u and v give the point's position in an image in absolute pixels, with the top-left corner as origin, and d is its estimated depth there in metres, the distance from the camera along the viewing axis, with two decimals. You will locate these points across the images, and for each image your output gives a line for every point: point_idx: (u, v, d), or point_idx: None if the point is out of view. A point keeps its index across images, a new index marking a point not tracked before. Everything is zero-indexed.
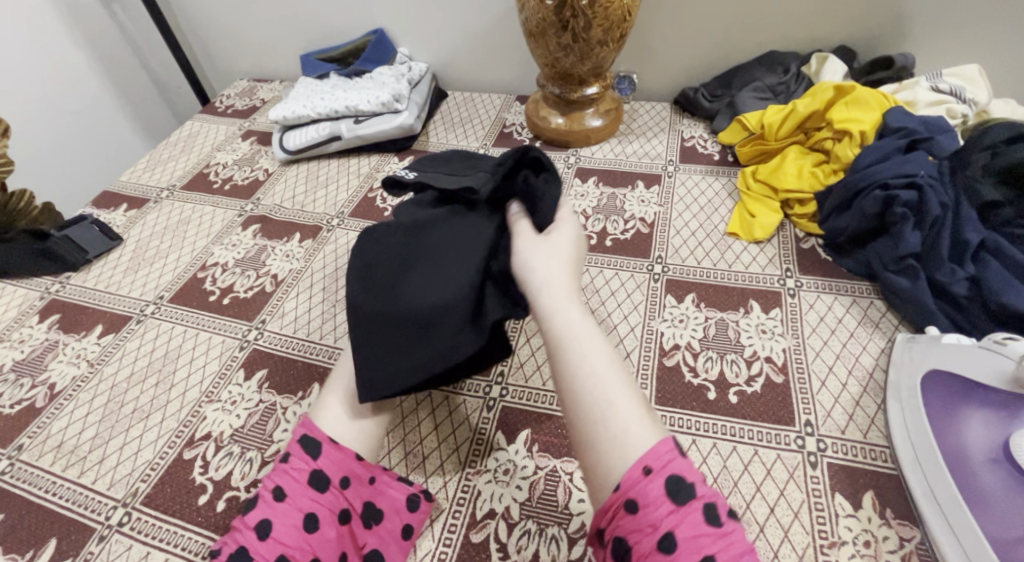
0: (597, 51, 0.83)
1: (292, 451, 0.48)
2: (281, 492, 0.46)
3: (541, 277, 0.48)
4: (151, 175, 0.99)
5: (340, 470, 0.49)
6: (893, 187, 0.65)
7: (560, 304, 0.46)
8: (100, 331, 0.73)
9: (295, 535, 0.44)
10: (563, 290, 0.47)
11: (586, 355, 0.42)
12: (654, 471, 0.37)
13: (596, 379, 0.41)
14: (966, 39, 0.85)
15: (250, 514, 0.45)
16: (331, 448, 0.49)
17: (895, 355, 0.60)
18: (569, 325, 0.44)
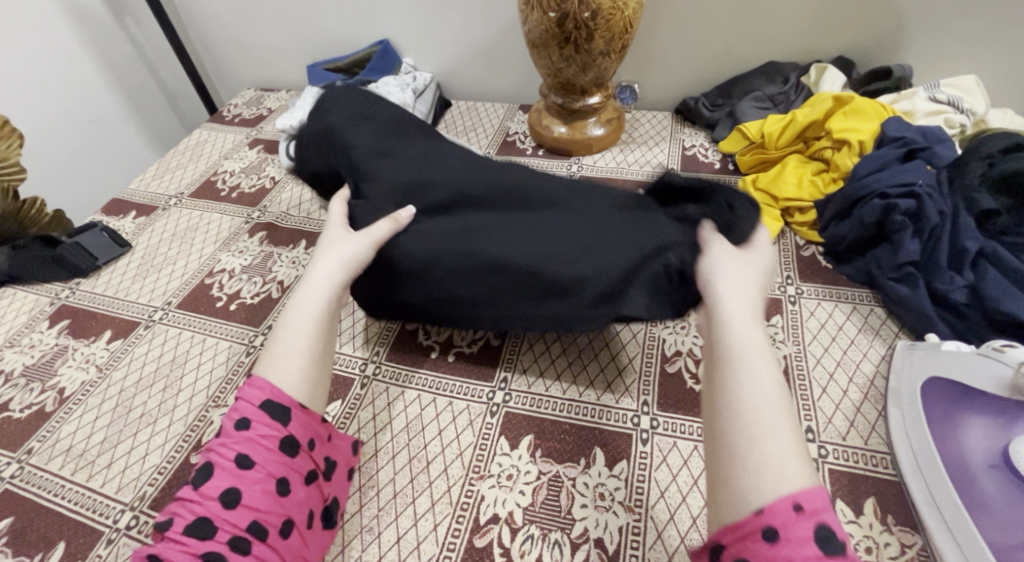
0: (599, 62, 0.85)
1: (254, 417, 0.47)
2: (247, 461, 0.45)
3: (727, 291, 0.47)
4: (160, 182, 1.01)
5: (305, 433, 0.49)
6: (891, 195, 0.66)
7: (740, 318, 0.45)
8: (109, 336, 0.74)
9: (268, 501, 0.45)
10: (748, 310, 0.46)
11: (755, 374, 0.42)
12: (804, 512, 0.35)
13: (764, 405, 0.40)
14: (963, 49, 0.86)
15: (211, 484, 0.44)
16: (298, 411, 0.49)
17: (895, 361, 0.61)
18: (749, 343, 0.43)
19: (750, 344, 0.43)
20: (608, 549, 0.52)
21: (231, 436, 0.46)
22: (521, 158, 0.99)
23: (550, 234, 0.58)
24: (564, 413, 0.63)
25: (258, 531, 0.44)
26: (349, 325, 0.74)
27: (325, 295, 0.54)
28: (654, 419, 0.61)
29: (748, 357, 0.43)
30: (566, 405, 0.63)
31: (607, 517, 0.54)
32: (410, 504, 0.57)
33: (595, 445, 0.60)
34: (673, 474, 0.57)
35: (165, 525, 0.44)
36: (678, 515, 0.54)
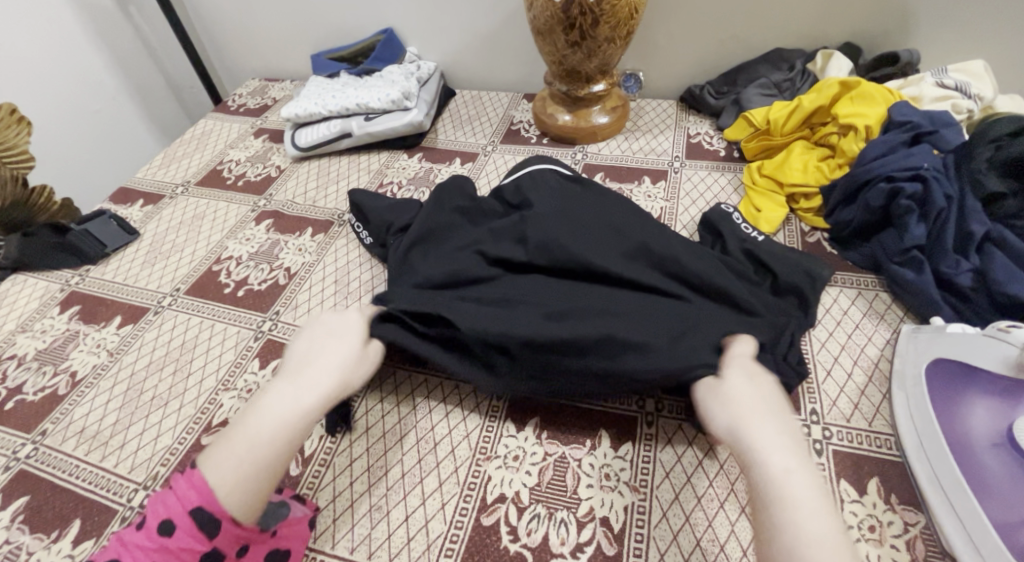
0: (604, 49, 0.84)
1: (178, 527, 0.45)
2: None
3: (762, 426, 0.49)
4: (166, 171, 1.01)
5: (235, 544, 0.46)
6: (898, 179, 0.65)
7: (771, 450, 0.47)
8: (119, 322, 0.74)
9: None
10: (788, 448, 0.47)
11: (807, 512, 0.42)
12: None
13: (809, 542, 0.40)
14: (969, 36, 0.86)
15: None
16: (229, 526, 0.46)
17: (899, 345, 0.61)
18: (777, 472, 0.45)
19: (788, 479, 0.44)
20: (614, 527, 0.53)
21: (153, 542, 0.45)
22: (527, 146, 0.99)
23: (552, 283, 0.67)
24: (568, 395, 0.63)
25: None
26: None
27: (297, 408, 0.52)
28: (659, 402, 0.62)
29: (779, 483, 0.44)
30: None
31: (612, 497, 0.55)
32: (419, 484, 0.58)
33: (601, 427, 0.60)
34: (678, 455, 0.57)
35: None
36: (683, 494, 0.54)
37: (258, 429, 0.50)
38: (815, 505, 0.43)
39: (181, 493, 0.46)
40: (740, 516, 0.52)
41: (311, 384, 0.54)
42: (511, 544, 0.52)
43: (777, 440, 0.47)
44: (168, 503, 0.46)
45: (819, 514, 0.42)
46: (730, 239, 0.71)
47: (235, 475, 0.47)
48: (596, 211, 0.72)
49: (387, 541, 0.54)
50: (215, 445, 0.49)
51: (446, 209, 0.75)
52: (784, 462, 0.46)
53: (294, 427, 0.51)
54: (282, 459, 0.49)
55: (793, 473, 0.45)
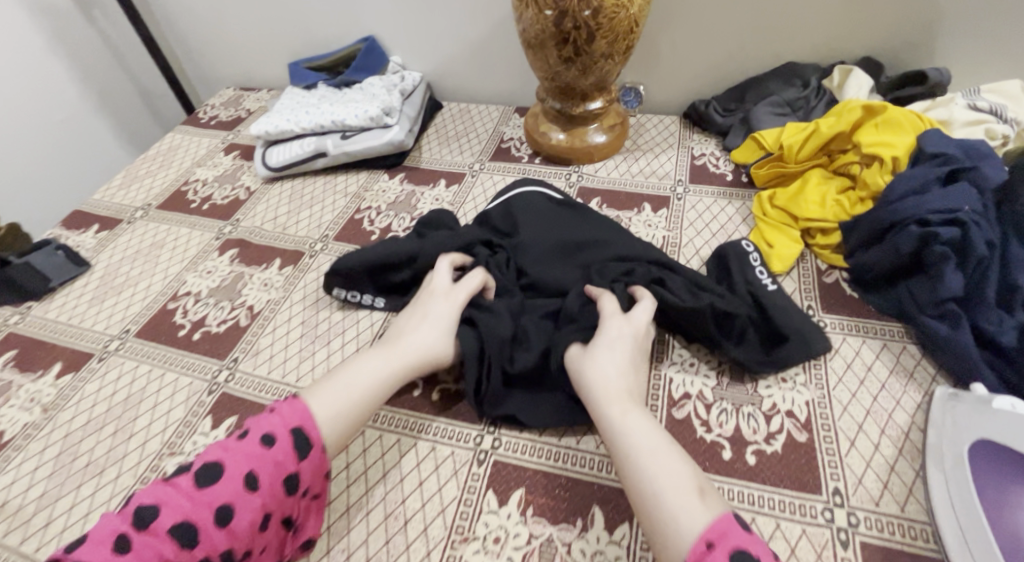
0: (601, 65, 0.77)
1: (279, 439, 0.48)
2: (253, 481, 0.45)
3: (604, 379, 0.52)
4: (127, 192, 0.93)
5: (307, 479, 0.48)
6: (932, 223, 0.57)
7: (610, 396, 0.51)
8: (58, 370, 0.66)
9: (248, 532, 0.44)
10: (627, 396, 0.51)
11: (648, 445, 0.47)
12: (715, 545, 0.39)
13: (650, 464, 0.45)
14: (1000, 52, 0.79)
15: (213, 491, 0.44)
16: (316, 454, 0.49)
17: (933, 414, 0.54)
18: (620, 425, 0.49)
19: (626, 419, 0.49)
20: None
21: (250, 447, 0.47)
22: (517, 166, 0.92)
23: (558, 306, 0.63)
24: (557, 463, 0.56)
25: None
26: (325, 358, 0.66)
27: (389, 371, 0.55)
28: None
29: (625, 431, 0.48)
30: (560, 453, 0.56)
31: None
32: None
33: (594, 504, 0.52)
34: None
35: (150, 514, 0.42)
36: None
37: (353, 377, 0.54)
38: (652, 444, 0.47)
39: (285, 409, 0.50)
40: None
41: (399, 345, 0.58)
42: None
43: (618, 390, 0.51)
44: (270, 417, 0.49)
45: (655, 441, 0.47)
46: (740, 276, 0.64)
47: (330, 410, 0.51)
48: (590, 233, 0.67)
49: None
50: (316, 385, 0.53)
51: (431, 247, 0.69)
52: (617, 408, 0.50)
53: (388, 382, 0.55)
54: (368, 408, 0.53)
55: (630, 414, 0.49)
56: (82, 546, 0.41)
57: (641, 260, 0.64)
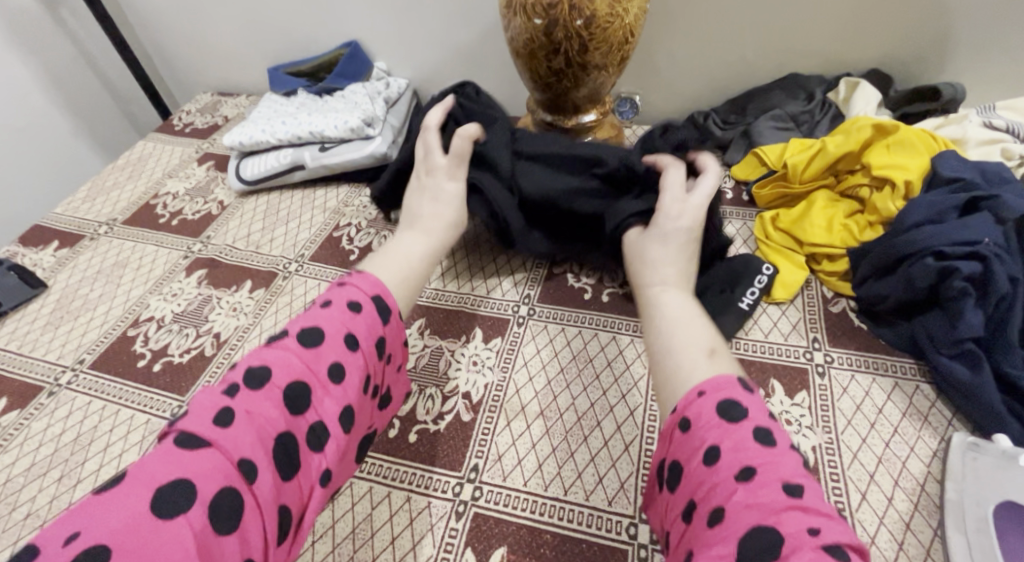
0: (594, 77, 0.72)
1: (365, 306, 0.48)
2: (353, 341, 0.45)
3: (654, 262, 0.54)
4: (91, 205, 0.88)
5: (391, 348, 0.49)
6: (950, 256, 0.53)
7: (658, 277, 0.53)
8: (4, 406, 0.61)
9: (354, 393, 0.44)
10: (674, 278, 0.53)
11: (675, 313, 0.49)
12: (707, 393, 0.39)
13: (670, 328, 0.47)
14: (1018, 64, 0.74)
15: (322, 351, 0.44)
16: (395, 324, 0.50)
17: (951, 463, 0.49)
18: (662, 299, 0.51)
19: (664, 295, 0.51)
20: None
21: (343, 312, 0.46)
22: None
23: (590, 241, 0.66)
24: (542, 516, 0.51)
25: (344, 419, 0.43)
26: None
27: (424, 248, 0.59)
28: None
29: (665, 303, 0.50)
30: (545, 505, 0.52)
31: None
32: None
33: None
34: None
35: (262, 376, 0.41)
36: None
37: (403, 250, 0.58)
38: (688, 317, 0.48)
39: (365, 281, 0.50)
40: None
41: (429, 225, 0.62)
42: None
43: (667, 271, 0.53)
44: (348, 286, 0.49)
45: (683, 311, 0.49)
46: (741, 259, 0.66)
47: (390, 275, 0.54)
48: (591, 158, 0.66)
49: None
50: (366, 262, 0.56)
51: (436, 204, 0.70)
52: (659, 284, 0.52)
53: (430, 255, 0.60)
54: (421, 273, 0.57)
55: (668, 291, 0.51)
56: (185, 417, 0.38)
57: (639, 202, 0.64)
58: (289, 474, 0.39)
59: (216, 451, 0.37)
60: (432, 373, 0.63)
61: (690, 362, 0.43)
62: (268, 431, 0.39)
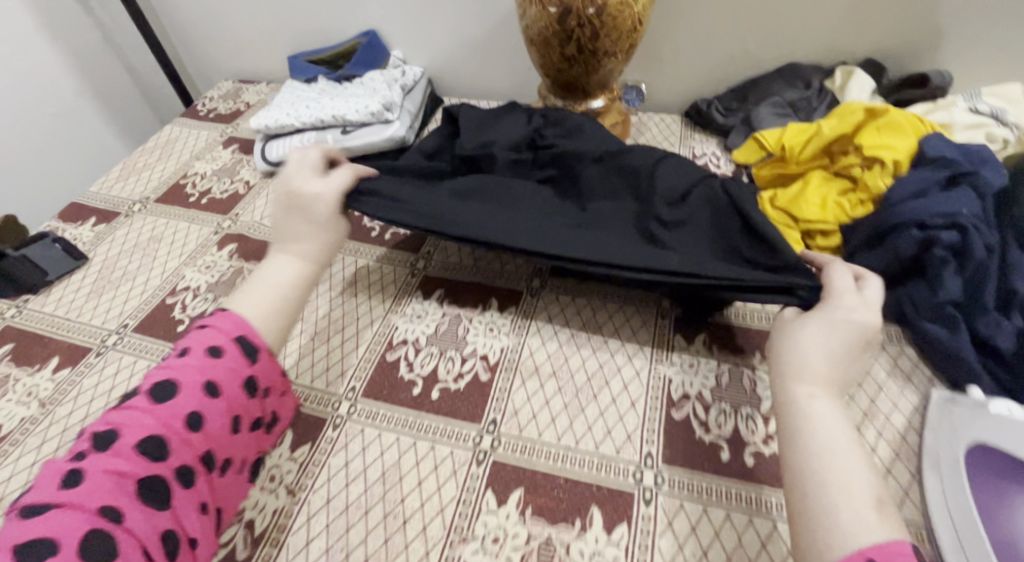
0: (604, 63, 0.76)
1: (226, 349, 0.49)
2: (213, 387, 0.47)
3: (805, 360, 0.47)
4: (124, 185, 0.93)
5: (266, 380, 0.51)
6: (932, 227, 0.57)
7: (803, 377, 0.46)
8: (56, 365, 0.66)
9: (222, 431, 0.47)
10: (824, 382, 0.46)
11: (826, 425, 0.43)
12: None
13: (824, 451, 0.42)
14: (1004, 54, 0.79)
15: (175, 403, 0.45)
16: (264, 359, 0.52)
17: (931, 417, 0.54)
18: (808, 407, 0.45)
19: (814, 402, 0.45)
20: None
21: (201, 360, 0.48)
22: None
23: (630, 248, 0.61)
24: (556, 463, 0.56)
25: (208, 459, 0.46)
26: (325, 357, 0.67)
27: (294, 273, 0.58)
28: (658, 475, 0.54)
29: (809, 416, 0.44)
30: (559, 454, 0.56)
31: None
32: None
33: (592, 505, 0.53)
34: (678, 543, 0.50)
35: (108, 437, 0.43)
36: None
37: (272, 276, 0.57)
38: (841, 434, 0.43)
39: (221, 326, 0.51)
40: None
41: (298, 245, 0.60)
42: None
43: (817, 371, 0.46)
44: (207, 331, 0.50)
45: (838, 428, 0.43)
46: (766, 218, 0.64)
47: (257, 308, 0.54)
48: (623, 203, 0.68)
49: None
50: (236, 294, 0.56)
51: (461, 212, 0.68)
52: (807, 388, 0.46)
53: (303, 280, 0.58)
54: (293, 301, 0.57)
55: (818, 398, 0.45)
56: (30, 493, 0.41)
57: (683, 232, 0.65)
58: (160, 506, 0.42)
59: (69, 511, 0.39)
60: (451, 338, 0.67)
61: (846, 505, 0.39)
62: (126, 479, 0.41)
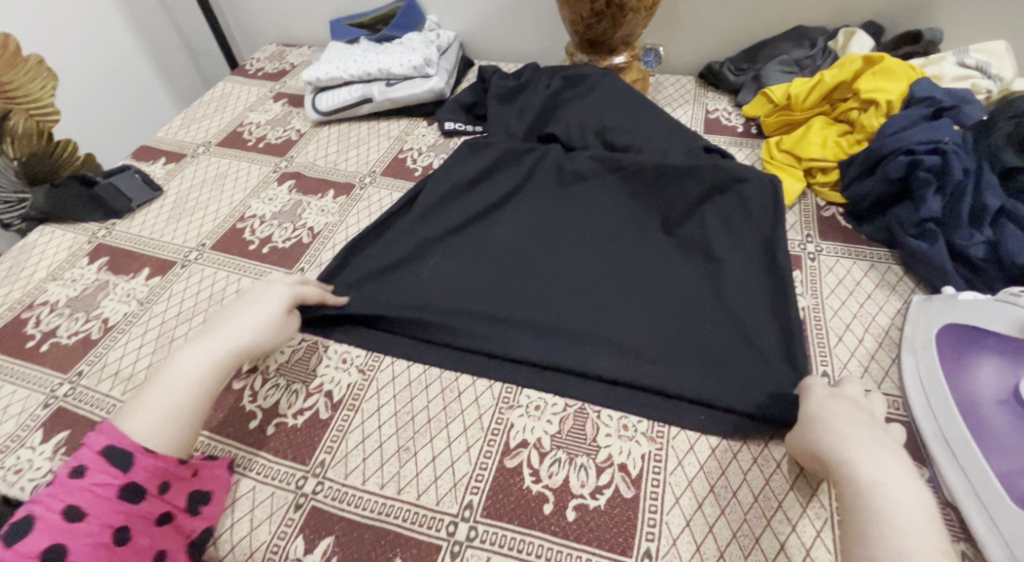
0: (629, 19, 0.85)
1: (91, 466, 0.47)
2: (76, 511, 0.45)
3: (853, 443, 0.46)
4: (187, 131, 1.02)
5: (152, 479, 0.49)
6: (918, 152, 0.66)
7: (862, 458, 0.45)
8: (147, 274, 0.75)
9: (99, 552, 0.44)
10: (892, 465, 0.44)
11: (900, 514, 0.41)
12: None
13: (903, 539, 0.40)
14: (991, 14, 0.87)
15: (31, 539, 0.43)
16: (143, 457, 0.48)
17: (911, 313, 0.63)
18: (875, 494, 0.43)
19: (876, 488, 0.43)
20: (631, 472, 0.54)
21: (65, 485, 0.46)
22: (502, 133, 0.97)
23: (637, 321, 0.65)
24: None
25: None
26: None
27: (205, 365, 0.55)
28: None
29: (880, 501, 0.42)
30: None
31: (630, 445, 0.56)
32: (444, 429, 0.59)
33: None
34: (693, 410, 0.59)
35: None
36: (698, 446, 0.56)
37: (172, 383, 0.53)
38: (918, 521, 0.41)
39: (91, 439, 0.49)
40: (775, 471, 0.53)
41: (219, 336, 0.57)
42: (533, 485, 0.54)
43: (865, 451, 0.45)
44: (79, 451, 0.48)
45: (913, 513, 0.41)
46: (782, 258, 0.66)
47: (150, 412, 0.51)
48: (632, 265, 0.71)
49: (416, 478, 0.55)
50: (130, 403, 0.52)
51: (467, 268, 0.72)
52: (873, 472, 0.44)
53: (214, 378, 0.55)
54: (203, 402, 0.54)
55: (883, 483, 0.43)
56: None
57: (690, 285, 0.67)
58: None
59: None
60: None
61: None
62: None
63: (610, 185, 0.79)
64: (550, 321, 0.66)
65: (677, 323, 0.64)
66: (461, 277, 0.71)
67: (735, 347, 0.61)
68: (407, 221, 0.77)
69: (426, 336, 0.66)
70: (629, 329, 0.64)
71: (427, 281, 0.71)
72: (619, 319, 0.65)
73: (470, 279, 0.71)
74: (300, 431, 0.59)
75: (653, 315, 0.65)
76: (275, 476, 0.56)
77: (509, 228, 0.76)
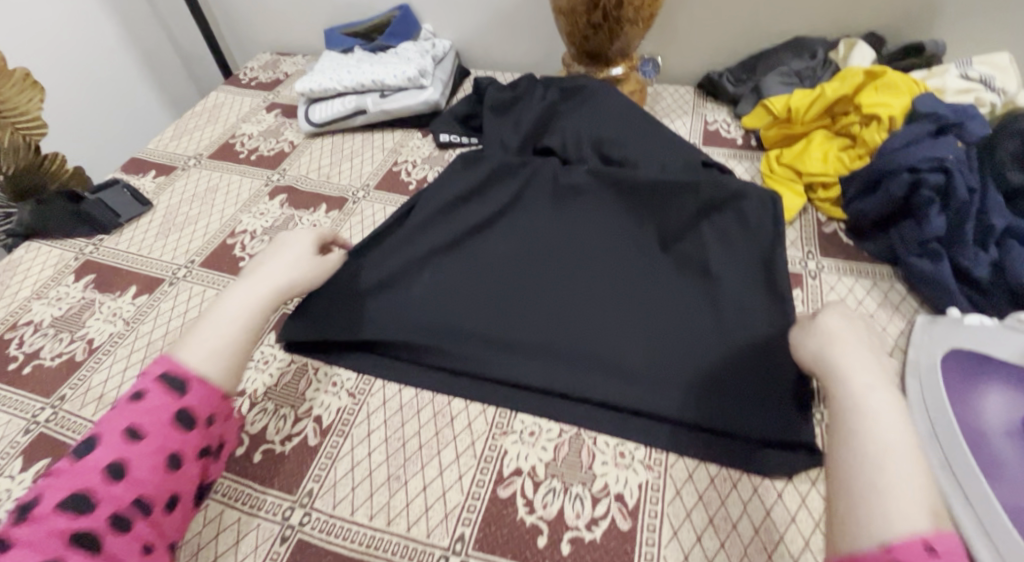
0: (627, 30, 0.84)
1: (150, 389, 0.46)
2: (136, 431, 0.45)
3: (847, 356, 0.44)
4: (178, 143, 1.01)
5: (207, 411, 0.48)
6: (922, 170, 0.65)
7: (855, 369, 0.43)
8: (134, 292, 0.74)
9: (154, 475, 0.44)
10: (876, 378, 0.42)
11: (883, 419, 0.39)
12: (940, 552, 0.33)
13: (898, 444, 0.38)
14: (994, 26, 0.86)
15: (95, 455, 0.43)
16: (199, 386, 0.48)
17: (914, 335, 0.61)
18: (862, 398, 0.41)
19: (869, 396, 0.41)
20: (627, 503, 0.53)
21: (125, 408, 0.46)
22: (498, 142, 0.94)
23: (636, 339, 0.63)
24: None
25: (140, 505, 0.43)
26: None
27: (254, 295, 0.55)
28: None
29: (873, 408, 0.40)
30: None
31: (627, 474, 0.55)
32: (436, 456, 0.57)
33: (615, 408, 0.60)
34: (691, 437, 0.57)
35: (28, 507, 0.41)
36: (696, 475, 0.54)
37: (224, 311, 0.53)
38: (895, 422, 0.39)
39: (151, 364, 0.48)
40: (776, 502, 0.51)
41: (265, 273, 0.57)
42: (526, 516, 0.52)
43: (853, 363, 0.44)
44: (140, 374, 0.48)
45: (898, 425, 0.39)
46: (782, 277, 0.65)
47: (203, 342, 0.50)
48: (632, 279, 0.69)
49: (406, 509, 0.53)
50: (187, 333, 0.51)
51: (462, 285, 0.70)
52: (866, 380, 0.42)
53: (265, 306, 0.55)
54: (255, 325, 0.53)
55: (875, 390, 0.41)
56: None
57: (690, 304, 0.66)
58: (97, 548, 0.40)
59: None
60: None
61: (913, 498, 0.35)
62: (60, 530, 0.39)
63: (607, 200, 0.78)
64: (547, 341, 0.64)
65: (677, 342, 0.63)
66: (456, 291, 0.70)
67: (737, 367, 0.59)
68: (402, 233, 0.76)
69: (419, 358, 0.64)
70: (627, 348, 0.63)
71: (421, 297, 0.69)
72: (618, 338, 0.64)
73: (466, 293, 0.70)
74: (288, 458, 0.57)
75: (652, 335, 0.64)
76: (260, 506, 0.54)
77: (505, 242, 0.75)
